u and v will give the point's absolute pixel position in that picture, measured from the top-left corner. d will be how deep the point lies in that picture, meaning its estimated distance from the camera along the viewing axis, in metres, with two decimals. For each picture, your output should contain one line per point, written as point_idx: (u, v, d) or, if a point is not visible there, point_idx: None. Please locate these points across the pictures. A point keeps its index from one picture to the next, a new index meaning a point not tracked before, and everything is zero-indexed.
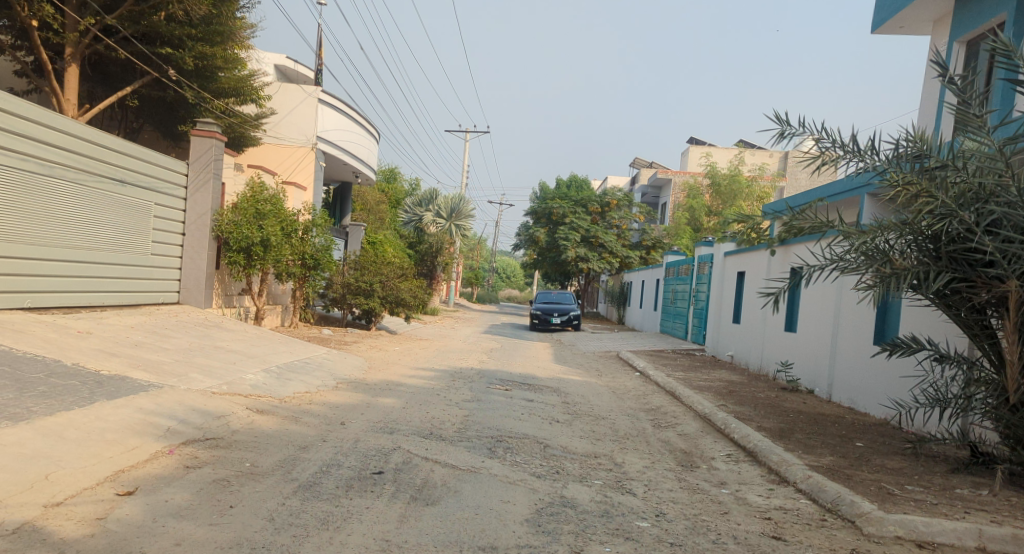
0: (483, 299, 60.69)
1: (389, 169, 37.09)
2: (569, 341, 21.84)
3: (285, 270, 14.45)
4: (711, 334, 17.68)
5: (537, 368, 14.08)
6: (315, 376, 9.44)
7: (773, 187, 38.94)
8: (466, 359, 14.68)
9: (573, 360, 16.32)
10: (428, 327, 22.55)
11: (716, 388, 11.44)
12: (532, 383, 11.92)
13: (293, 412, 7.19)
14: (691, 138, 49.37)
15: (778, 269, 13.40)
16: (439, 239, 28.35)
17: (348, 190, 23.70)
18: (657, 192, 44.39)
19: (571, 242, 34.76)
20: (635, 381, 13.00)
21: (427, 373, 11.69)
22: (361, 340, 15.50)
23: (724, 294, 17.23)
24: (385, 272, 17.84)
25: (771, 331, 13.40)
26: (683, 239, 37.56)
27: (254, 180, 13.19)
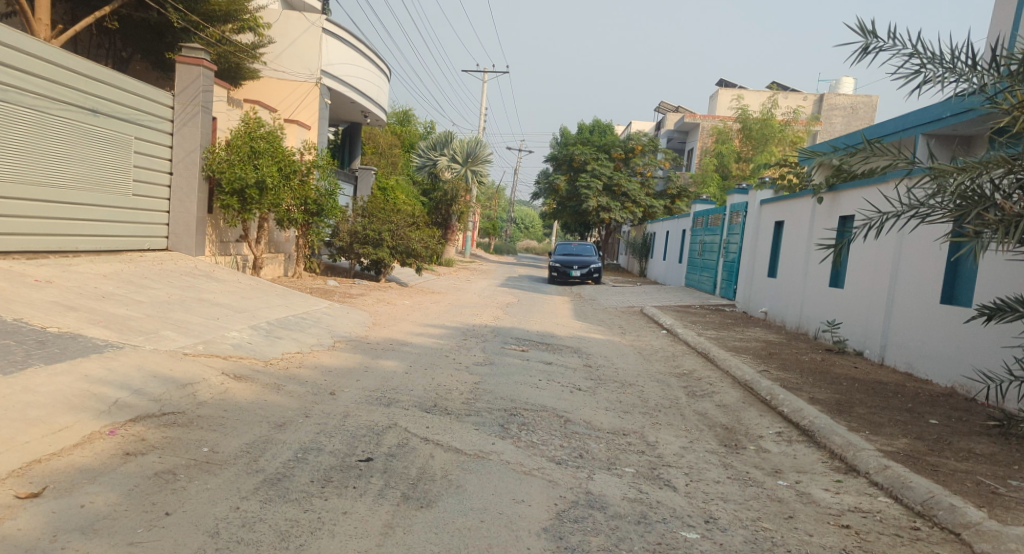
0: (501, 250, 59.69)
1: (404, 113, 35.79)
2: (590, 295, 20.83)
3: (285, 215, 13.53)
4: (743, 289, 16.58)
5: (556, 325, 13.13)
6: (310, 334, 8.51)
7: (807, 132, 37.18)
8: (481, 314, 13.73)
9: (593, 316, 15.35)
10: (443, 279, 21.63)
11: (751, 349, 10.46)
12: (551, 342, 10.98)
13: (277, 379, 6.26)
14: (721, 80, 47.32)
15: (824, 219, 12.31)
16: (455, 187, 27.36)
17: (357, 132, 22.65)
18: (683, 138, 42.70)
19: (593, 190, 33.50)
20: (662, 340, 12.01)
21: (436, 331, 10.75)
22: (369, 293, 14.59)
23: (759, 248, 16.13)
24: (394, 220, 16.86)
25: (815, 287, 12.32)
26: (710, 188, 36.09)
27: (249, 116, 12.24)
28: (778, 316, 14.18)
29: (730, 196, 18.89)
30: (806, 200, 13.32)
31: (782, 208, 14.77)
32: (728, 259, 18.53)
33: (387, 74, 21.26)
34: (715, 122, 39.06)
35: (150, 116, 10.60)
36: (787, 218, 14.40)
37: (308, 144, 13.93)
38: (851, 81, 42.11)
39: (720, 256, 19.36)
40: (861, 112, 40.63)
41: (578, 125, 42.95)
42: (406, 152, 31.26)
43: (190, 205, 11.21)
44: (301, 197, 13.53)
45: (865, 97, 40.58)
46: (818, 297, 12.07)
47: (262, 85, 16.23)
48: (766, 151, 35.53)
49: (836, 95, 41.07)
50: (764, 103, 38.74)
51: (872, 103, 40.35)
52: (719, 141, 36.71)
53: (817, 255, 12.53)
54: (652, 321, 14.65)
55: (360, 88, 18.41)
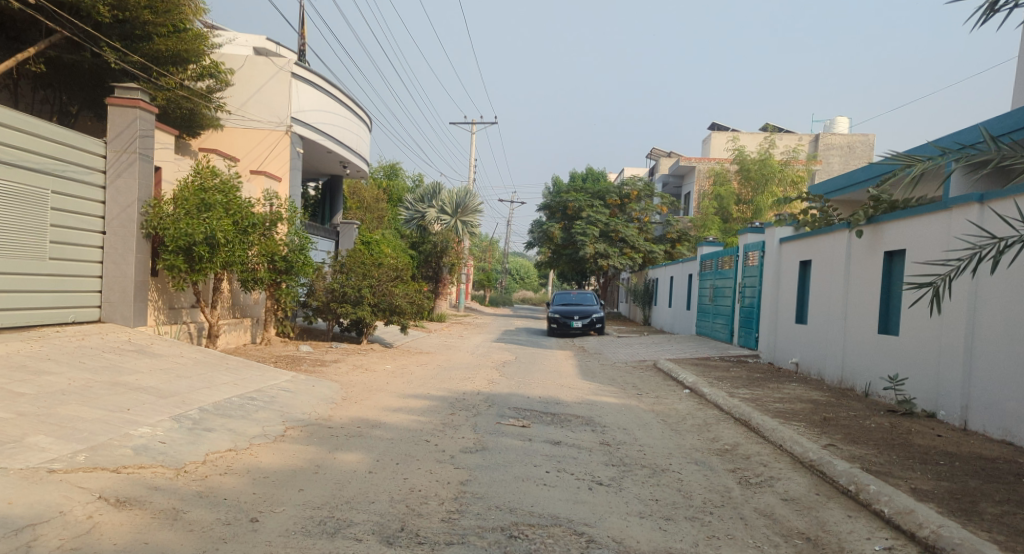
0: (497, 302, 58.10)
1: (390, 165, 34.43)
2: (595, 349, 19.04)
3: (245, 274, 11.83)
4: (766, 336, 14.92)
5: (561, 388, 11.35)
6: (255, 422, 6.74)
7: (808, 170, 35.83)
8: (474, 378, 11.95)
9: (602, 374, 13.58)
10: (434, 337, 19.87)
11: (801, 413, 8.64)
12: (557, 412, 9.19)
13: (181, 500, 4.50)
14: (714, 123, 46.53)
15: (864, 253, 10.78)
16: (444, 238, 25.95)
17: (339, 183, 21.00)
18: (679, 182, 41.40)
19: (590, 237, 32.01)
20: (687, 403, 10.22)
21: (420, 404, 8.97)
22: (345, 358, 12.83)
23: (781, 290, 14.54)
24: (376, 275, 15.23)
25: (860, 332, 10.70)
26: (711, 231, 34.73)
27: (199, 163, 10.63)
28: (813, 366, 12.48)
29: (742, 236, 17.31)
30: (837, 234, 11.81)
31: (807, 245, 13.25)
32: (744, 303, 16.90)
33: (367, 122, 19.92)
34: (712, 164, 37.82)
35: (77, 166, 8.99)
36: (815, 256, 12.86)
37: (269, 193, 12.35)
38: (847, 118, 41.07)
39: (736, 300, 17.70)
40: (859, 150, 39.47)
41: (570, 173, 41.70)
42: (393, 205, 29.77)
43: (127, 268, 9.49)
44: (263, 251, 11.86)
45: (862, 135, 39.49)
46: (866, 344, 10.44)
47: (227, 135, 14.72)
48: (766, 192, 34.13)
49: (833, 134, 40.00)
50: (760, 143, 37.54)
51: (870, 140, 39.23)
52: (718, 183, 35.42)
53: (856, 295, 10.97)
54: (671, 379, 12.83)
55: (337, 136, 16.93)
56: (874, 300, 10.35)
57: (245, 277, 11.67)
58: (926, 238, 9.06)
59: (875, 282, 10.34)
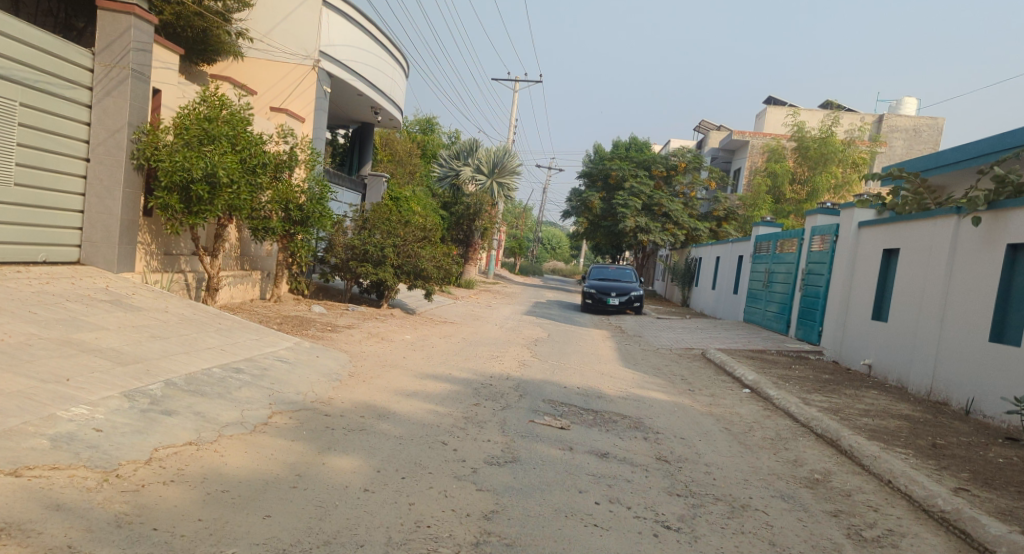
0: (527, 270, 56.70)
1: (426, 119, 32.86)
2: (634, 330, 17.53)
3: (253, 220, 10.55)
4: (831, 333, 13.58)
5: (602, 378, 9.91)
6: (232, 403, 5.40)
7: (871, 152, 33.56)
8: (503, 358, 10.56)
9: (645, 361, 12.12)
10: (459, 305, 18.50)
11: (900, 435, 7.11)
12: (600, 409, 7.77)
13: (91, 531, 3.16)
14: (770, 98, 44.14)
15: (977, 246, 9.51)
16: (478, 200, 24.47)
17: (369, 131, 19.45)
18: (729, 157, 39.36)
19: (632, 209, 30.28)
20: (751, 407, 8.74)
21: (440, 389, 7.60)
22: (360, 323, 11.52)
23: (852, 283, 13.20)
24: (400, 233, 13.92)
25: (961, 336, 9.45)
26: (762, 210, 33.09)
27: (207, 87, 9.28)
28: (889, 370, 11.21)
29: (812, 216, 15.74)
30: (939, 222, 10.46)
31: (892, 234, 11.95)
32: (806, 293, 15.35)
33: (404, 68, 18.42)
34: (766, 140, 35.68)
35: (55, 77, 7.64)
36: (901, 247, 11.57)
37: (286, 127, 11.07)
38: (914, 100, 38.51)
39: (799, 287, 16.09)
40: (925, 135, 37.04)
41: (613, 141, 39.75)
42: (426, 162, 28.30)
43: (111, 203, 8.17)
44: (274, 195, 10.59)
45: (929, 119, 37.01)
46: (971, 351, 9.20)
47: (248, 66, 13.32)
48: (825, 172, 32.13)
49: (898, 116, 37.50)
50: (820, 121, 35.27)
51: (937, 125, 36.77)
52: (773, 160, 33.34)
53: (957, 294, 9.73)
54: (725, 374, 11.34)
55: (370, 79, 15.48)
56: (985, 301, 9.11)
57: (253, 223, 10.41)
58: None
59: (990, 280, 9.09)
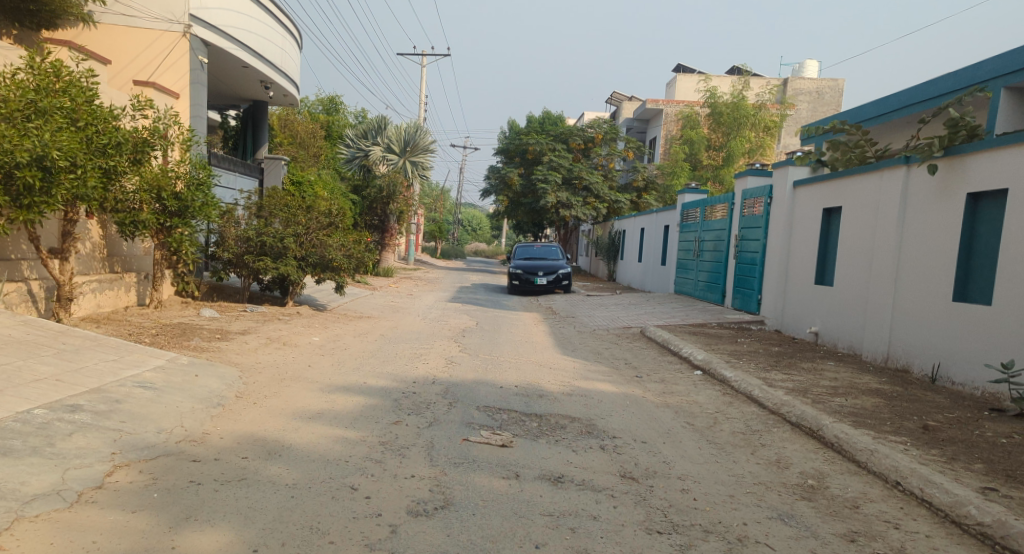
0: (449, 253, 55.19)
1: (329, 99, 30.86)
2: (566, 310, 16.50)
3: (119, 210, 9.03)
4: (773, 302, 12.81)
5: (540, 373, 8.76)
6: (50, 461, 3.97)
7: (782, 115, 33.60)
8: (427, 356, 9.27)
9: (583, 348, 11.07)
10: (376, 296, 17.03)
11: (886, 419, 6.18)
12: (544, 413, 6.62)
13: None
14: (679, 65, 43.87)
15: (930, 197, 8.72)
16: (391, 181, 22.83)
17: (263, 108, 17.61)
18: (644, 127, 38.84)
19: (553, 184, 29.27)
20: (710, 395, 7.78)
21: (351, 406, 6.25)
22: (259, 327, 10.00)
23: (791, 248, 12.43)
24: (302, 221, 12.40)
25: (916, 296, 8.74)
26: (681, 178, 32.68)
27: (34, 50, 7.50)
28: (837, 337, 10.52)
29: (742, 178, 14.93)
30: (881, 175, 9.74)
31: (832, 192, 11.16)
32: (741, 260, 14.60)
33: (296, 37, 16.64)
34: (681, 107, 35.19)
35: None
36: (842, 205, 10.78)
37: (145, 99, 9.31)
38: (817, 62, 38.91)
39: (732, 255, 15.41)
40: (828, 97, 37.39)
41: (528, 115, 38.60)
42: (332, 144, 26.45)
43: None
44: (143, 181, 9.07)
45: (831, 81, 37.36)
46: (932, 313, 8.42)
47: (105, 34, 11.49)
48: (739, 137, 31.90)
49: (801, 79, 37.69)
50: (732, 86, 35.04)
51: (839, 87, 37.15)
52: (689, 127, 32.86)
53: (910, 252, 8.95)
54: (672, 356, 10.41)
55: (256, 50, 13.80)
56: (943, 256, 8.37)
57: (111, 205, 8.89)
58: None
59: (948, 233, 8.30)
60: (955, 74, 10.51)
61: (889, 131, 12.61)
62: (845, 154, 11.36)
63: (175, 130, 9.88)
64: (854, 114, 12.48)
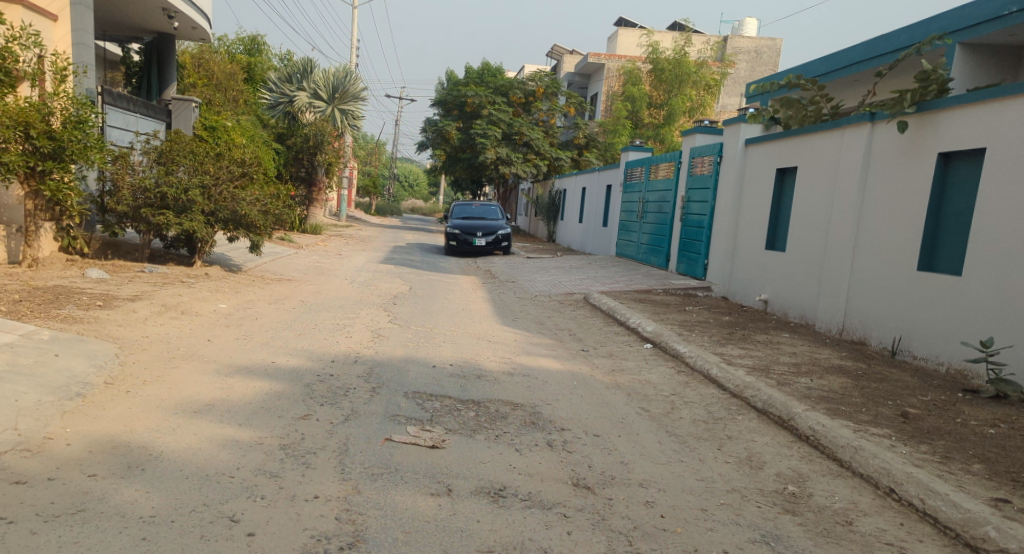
0: (385, 209, 53.52)
1: (251, 39, 28.82)
2: (505, 273, 15.67)
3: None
4: (722, 267, 12.15)
5: (477, 348, 7.91)
6: None
7: (723, 73, 33.12)
8: (350, 327, 8.29)
9: (523, 318, 10.27)
10: (302, 256, 15.82)
11: (859, 405, 5.43)
12: (482, 402, 5.78)
13: None
14: (621, 20, 42.86)
15: (896, 157, 8.00)
16: (318, 130, 21.35)
17: (169, 43, 16.50)
18: (585, 82, 37.90)
19: (491, 139, 28.16)
20: (665, 375, 7.06)
21: (252, 398, 5.25)
22: (157, 292, 8.83)
23: (742, 209, 11.73)
24: (211, 171, 11.11)
25: (873, 264, 8.09)
26: (622, 136, 32.00)
27: None
28: (786, 305, 9.91)
29: (690, 136, 14.20)
30: (841, 133, 9.03)
31: (787, 150, 10.41)
32: (688, 223, 13.93)
33: None
34: (622, 62, 34.31)
35: None
36: (799, 165, 10.04)
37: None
38: (758, 21, 38.49)
39: (677, 217, 14.77)
40: (766, 57, 37.07)
41: (467, 67, 37.14)
42: (254, 89, 24.77)
43: None
44: (3, 115, 8.43)
45: (769, 40, 36.99)
46: (892, 284, 7.72)
47: None
48: (680, 95, 31.26)
49: (741, 37, 37.19)
50: (674, 42, 34.27)
51: (777, 47, 36.83)
52: (630, 83, 32.03)
53: (872, 217, 8.24)
54: (618, 326, 9.71)
55: None
56: (906, 221, 7.71)
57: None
58: (1017, 138, 6.50)
59: (914, 197, 7.62)
60: (910, 29, 9.92)
61: (843, 89, 12.00)
62: (798, 112, 10.67)
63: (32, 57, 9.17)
64: (805, 70, 11.83)
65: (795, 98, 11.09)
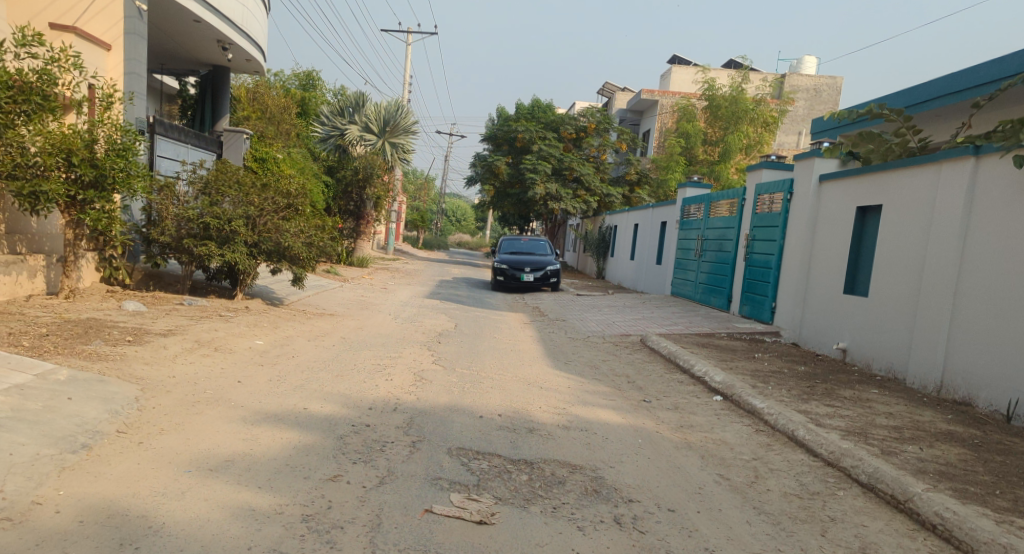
0: (432, 244, 53.45)
1: (306, 75, 29.11)
2: (555, 311, 14.97)
3: (20, 177, 8.04)
4: (792, 310, 11.25)
5: (528, 395, 7.20)
6: None
7: (781, 110, 32.18)
8: (391, 369, 7.68)
9: (577, 362, 9.54)
10: (346, 290, 15.40)
11: (990, 485, 4.57)
12: (536, 464, 5.07)
13: None
14: (675, 57, 42.35)
15: (1008, 195, 7.10)
16: (367, 163, 21.16)
17: (224, 76, 16.35)
18: (637, 119, 37.34)
19: (541, 174, 27.70)
20: (742, 435, 6.25)
21: (279, 453, 4.65)
22: (192, 326, 8.38)
23: (816, 249, 10.86)
24: (256, 202, 10.73)
25: (980, 315, 7.14)
26: (676, 173, 31.25)
27: None
28: (870, 356, 8.95)
29: (754, 172, 13.42)
30: (938, 168, 8.15)
31: (870, 187, 9.55)
32: (753, 263, 13.06)
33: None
34: (676, 99, 33.68)
35: None
36: (883, 202, 9.18)
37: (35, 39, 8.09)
38: (817, 59, 37.52)
39: (739, 256, 13.92)
40: (825, 95, 36.00)
41: (518, 102, 36.98)
42: (306, 122, 24.85)
43: None
44: (46, 141, 8.15)
45: (829, 78, 35.98)
46: (1007, 339, 6.76)
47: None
48: (736, 132, 30.40)
49: (799, 75, 36.27)
50: (730, 78, 33.53)
51: (837, 85, 35.77)
52: (684, 119, 31.31)
53: (977, 261, 7.33)
54: (681, 374, 8.89)
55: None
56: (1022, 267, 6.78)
57: (9, 168, 7.90)
58: None
59: None
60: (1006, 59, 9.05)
61: (927, 122, 11.10)
62: (880, 146, 9.83)
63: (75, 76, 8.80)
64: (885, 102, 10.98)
65: (876, 131, 10.25)
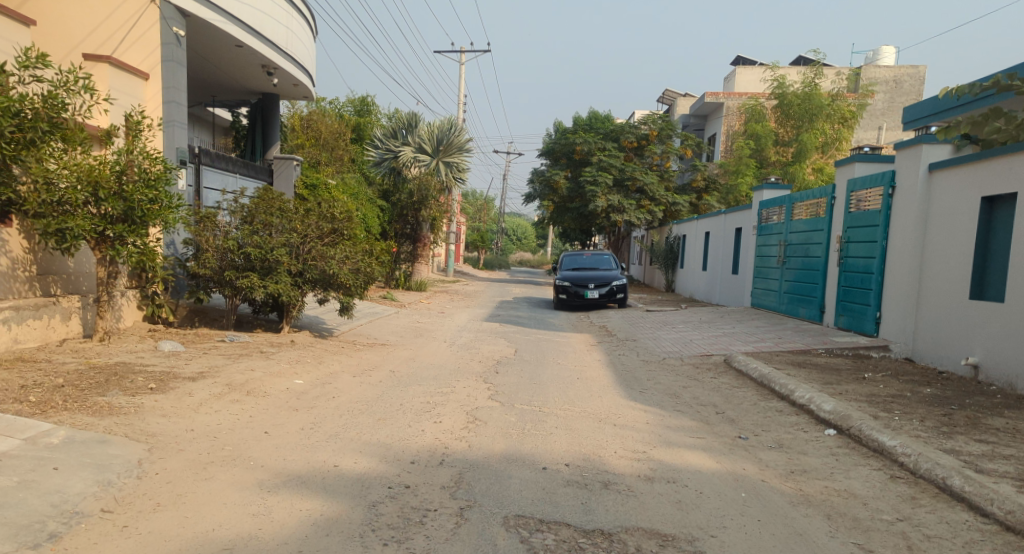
0: (493, 263, 52.74)
1: (360, 101, 28.76)
2: (625, 330, 13.80)
3: (46, 213, 7.48)
4: (901, 321, 9.90)
5: (601, 436, 6.11)
6: None
7: (860, 104, 30.21)
8: (442, 408, 6.73)
9: (654, 390, 8.39)
10: (402, 316, 14.62)
11: None
12: (620, 538, 4.00)
13: None
14: (739, 57, 40.65)
15: None
16: (422, 184, 20.48)
17: (273, 103, 15.79)
18: (701, 123, 35.86)
19: (602, 186, 26.57)
20: (873, 483, 5.05)
21: (299, 536, 3.75)
22: (226, 366, 7.60)
23: (927, 251, 9.54)
24: (300, 228, 10.04)
25: None
26: (746, 177, 29.64)
27: None
28: (1015, 371, 7.65)
29: (845, 166, 12.11)
30: None
31: (1000, 173, 8.25)
32: (848, 268, 11.67)
33: (304, 16, 14.57)
34: (743, 99, 32.09)
35: None
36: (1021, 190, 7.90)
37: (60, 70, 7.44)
38: (894, 48, 35.29)
39: (829, 262, 12.51)
40: (906, 86, 33.80)
41: (576, 114, 35.98)
42: (360, 146, 24.39)
43: None
44: (73, 175, 7.49)
45: (910, 68, 33.74)
46: None
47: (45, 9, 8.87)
48: (811, 130, 28.63)
49: (876, 67, 34.18)
50: (802, 75, 31.75)
51: (919, 74, 33.51)
52: (753, 120, 29.74)
53: None
54: (779, 402, 7.64)
55: (242, 19, 11.86)
56: None
57: (35, 206, 7.35)
58: None
59: None
60: None
61: None
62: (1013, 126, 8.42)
63: (85, 100, 8.09)
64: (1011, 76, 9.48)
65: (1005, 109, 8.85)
